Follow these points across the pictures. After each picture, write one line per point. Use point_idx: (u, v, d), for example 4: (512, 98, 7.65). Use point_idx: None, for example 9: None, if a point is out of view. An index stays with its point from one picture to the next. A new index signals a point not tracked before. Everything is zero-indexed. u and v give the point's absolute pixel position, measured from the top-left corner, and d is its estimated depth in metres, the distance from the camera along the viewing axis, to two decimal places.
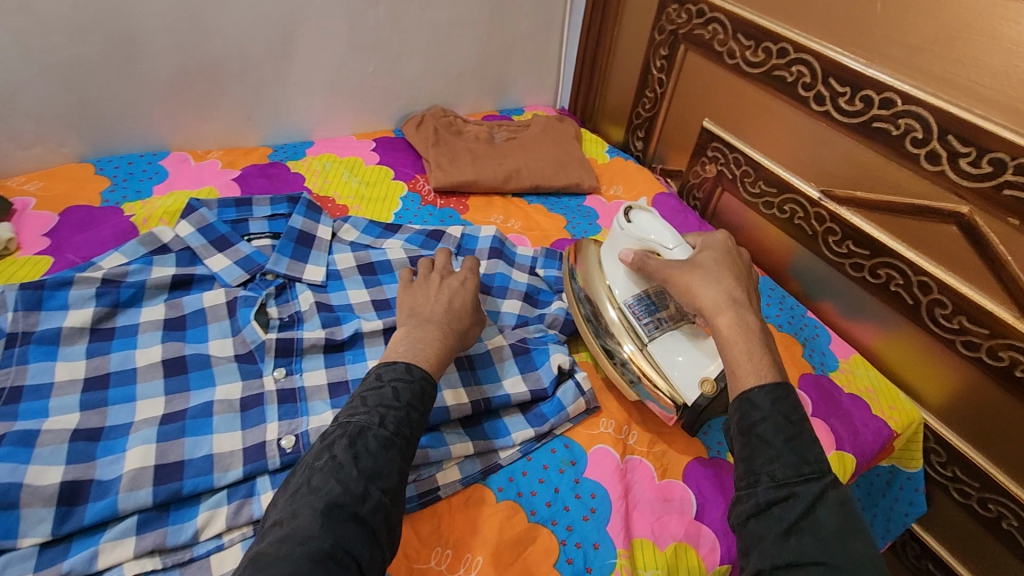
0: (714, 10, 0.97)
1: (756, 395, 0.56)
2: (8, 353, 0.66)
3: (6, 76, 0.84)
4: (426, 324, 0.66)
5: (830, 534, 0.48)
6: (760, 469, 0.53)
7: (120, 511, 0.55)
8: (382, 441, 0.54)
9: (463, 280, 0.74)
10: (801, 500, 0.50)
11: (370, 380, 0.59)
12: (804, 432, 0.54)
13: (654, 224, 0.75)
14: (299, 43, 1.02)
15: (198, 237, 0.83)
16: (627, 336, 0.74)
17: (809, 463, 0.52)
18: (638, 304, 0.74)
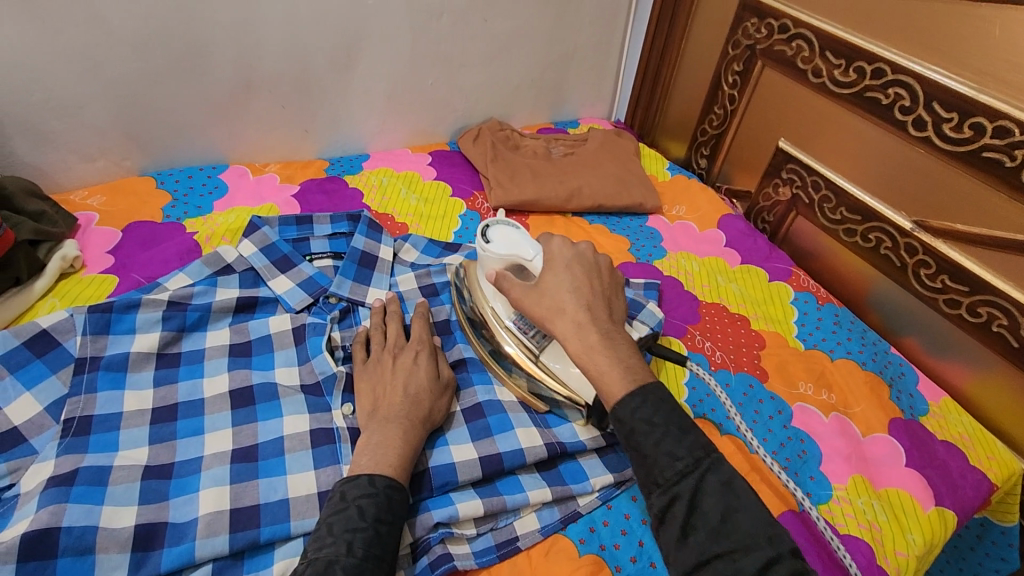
0: (799, 26, 0.93)
1: (622, 410, 0.53)
2: (77, 380, 0.63)
3: (72, 89, 0.83)
4: (383, 423, 0.60)
5: (720, 520, 0.47)
6: (646, 478, 0.51)
7: (196, 559, 0.52)
8: (349, 570, 0.47)
9: (415, 358, 0.68)
10: (684, 499, 0.48)
11: (335, 502, 0.53)
12: (670, 427, 0.52)
13: (511, 237, 0.72)
14: (361, 55, 1.00)
15: (261, 257, 0.81)
16: (517, 351, 0.72)
17: (682, 456, 0.50)
18: (521, 321, 0.73)
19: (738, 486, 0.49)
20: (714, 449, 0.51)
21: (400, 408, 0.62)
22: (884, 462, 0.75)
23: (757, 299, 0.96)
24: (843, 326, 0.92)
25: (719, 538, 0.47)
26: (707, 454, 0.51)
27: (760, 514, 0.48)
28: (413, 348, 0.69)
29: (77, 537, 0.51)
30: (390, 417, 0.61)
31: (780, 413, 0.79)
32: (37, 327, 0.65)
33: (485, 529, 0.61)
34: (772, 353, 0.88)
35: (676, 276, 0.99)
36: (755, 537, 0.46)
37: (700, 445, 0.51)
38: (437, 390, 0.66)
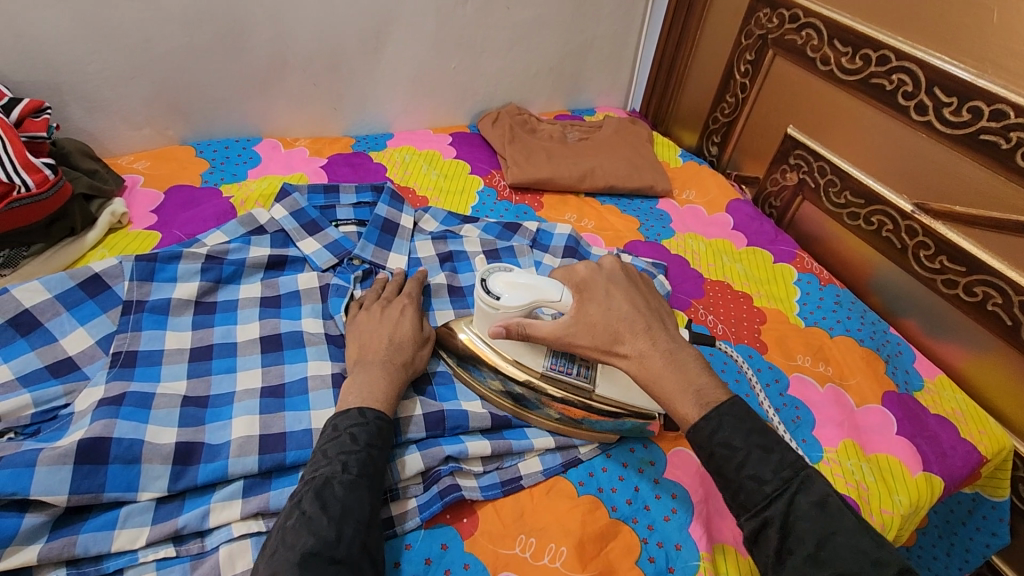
0: (809, 15, 0.96)
1: (696, 434, 0.53)
2: (124, 320, 0.70)
3: (124, 61, 0.89)
4: (367, 366, 0.64)
5: (816, 546, 0.48)
6: (733, 501, 0.52)
7: (229, 475, 0.58)
8: (346, 485, 0.52)
9: (401, 311, 0.73)
10: (775, 525, 0.49)
11: (328, 432, 0.57)
12: (753, 448, 0.52)
13: (523, 284, 0.64)
14: (389, 37, 1.05)
15: (291, 220, 0.87)
16: (566, 395, 0.66)
17: (769, 479, 0.51)
18: (556, 362, 0.67)
19: (834, 505, 0.50)
20: (804, 467, 0.51)
21: (385, 352, 0.66)
22: (875, 429, 0.78)
23: (761, 279, 1.00)
24: (843, 306, 0.95)
25: (817, 564, 0.48)
26: (796, 473, 0.51)
27: (860, 537, 0.48)
28: (398, 303, 0.74)
29: (126, 447, 0.56)
30: (372, 361, 0.65)
31: (776, 381, 0.83)
32: (91, 271, 0.71)
33: (492, 468, 0.66)
34: (772, 327, 0.91)
35: (683, 254, 1.03)
36: (855, 562, 0.47)
37: (787, 464, 0.51)
38: (419, 340, 0.71)
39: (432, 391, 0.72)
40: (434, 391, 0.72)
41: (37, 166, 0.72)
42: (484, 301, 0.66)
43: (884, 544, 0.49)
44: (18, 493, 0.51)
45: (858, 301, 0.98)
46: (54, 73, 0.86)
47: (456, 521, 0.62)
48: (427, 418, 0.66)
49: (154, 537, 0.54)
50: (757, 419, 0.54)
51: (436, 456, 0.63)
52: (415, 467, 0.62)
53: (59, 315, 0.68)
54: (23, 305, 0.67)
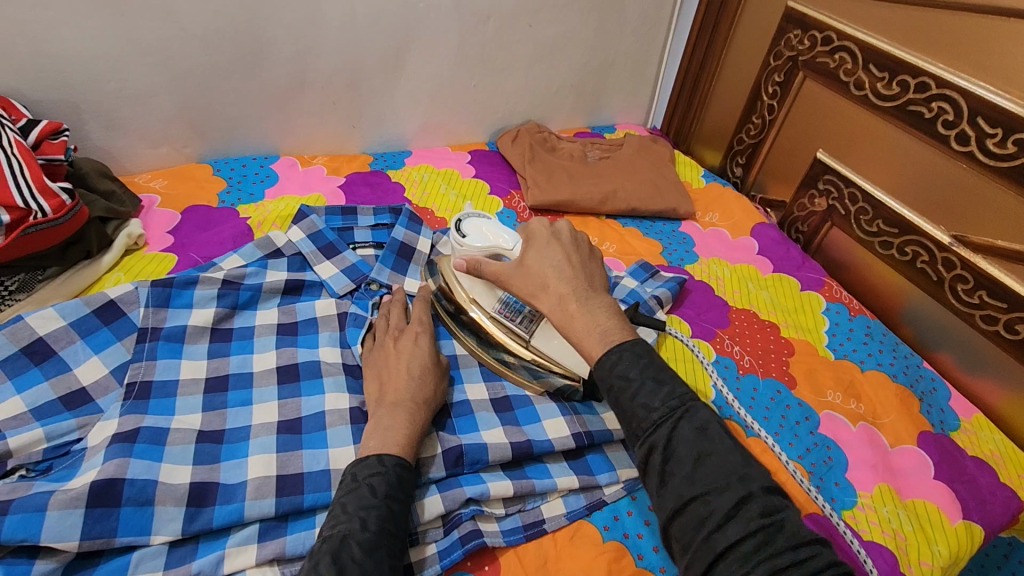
0: (843, 38, 0.93)
1: (599, 370, 0.53)
2: (139, 348, 0.68)
3: (143, 79, 0.88)
4: (391, 409, 0.62)
5: (693, 466, 0.47)
6: (626, 430, 0.51)
7: (245, 518, 0.56)
8: (364, 545, 0.49)
9: (415, 339, 0.71)
10: (658, 449, 0.48)
11: (347, 483, 0.55)
12: (646, 380, 0.51)
13: (487, 230, 0.73)
14: (410, 55, 1.04)
15: (308, 243, 0.85)
16: (511, 340, 0.74)
17: (657, 407, 0.49)
18: (505, 308, 0.75)
19: (716, 431, 0.48)
20: (692, 396, 0.50)
21: (406, 390, 0.64)
22: (911, 472, 0.75)
23: (788, 308, 0.97)
24: (875, 339, 0.92)
25: (692, 483, 0.46)
26: (683, 402, 0.50)
27: (735, 458, 0.47)
28: (411, 330, 0.72)
29: (140, 488, 0.55)
30: (396, 403, 0.63)
31: (807, 419, 0.80)
32: (106, 298, 0.70)
33: (514, 510, 0.63)
34: (802, 360, 0.88)
35: (707, 280, 1.00)
36: (726, 480, 0.45)
37: (676, 395, 0.50)
38: (436, 371, 0.69)
39: (451, 425, 0.69)
40: (453, 424, 0.69)
41: (54, 190, 0.71)
42: (452, 236, 0.74)
43: (757, 464, 0.47)
44: (28, 539, 0.49)
45: (889, 332, 0.94)
46: (73, 92, 0.85)
47: (477, 568, 0.59)
48: (446, 456, 0.64)
49: None
50: (656, 356, 0.53)
51: (456, 498, 0.61)
52: (434, 510, 0.60)
53: (73, 343, 0.67)
54: (37, 333, 0.65)
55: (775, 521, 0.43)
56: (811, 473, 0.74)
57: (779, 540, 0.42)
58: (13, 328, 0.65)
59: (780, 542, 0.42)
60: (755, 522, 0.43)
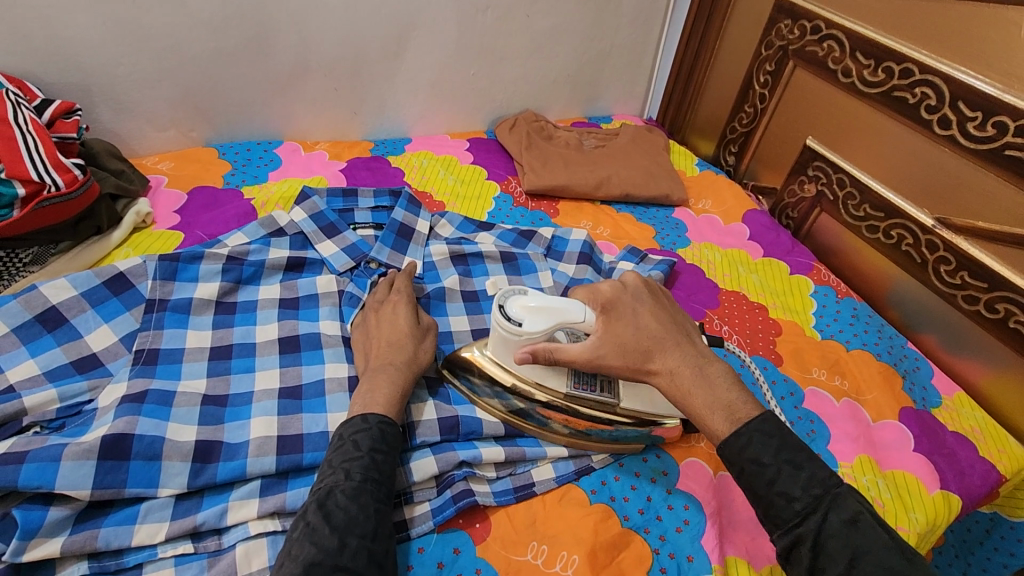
0: (832, 27, 0.96)
1: (726, 449, 0.54)
2: (147, 318, 0.71)
3: (153, 64, 0.91)
4: (372, 371, 0.65)
5: (847, 564, 0.48)
6: (764, 517, 0.53)
7: (247, 474, 0.59)
8: (349, 493, 0.52)
9: (395, 308, 0.73)
10: (806, 541, 0.50)
11: (334, 442, 0.58)
12: (782, 464, 0.52)
13: (542, 308, 0.62)
14: (411, 43, 1.07)
15: (310, 223, 0.88)
16: (593, 411, 0.67)
17: (800, 496, 0.51)
18: (577, 382, 0.67)
19: (866, 524, 0.49)
20: (838, 487, 0.51)
21: (388, 354, 0.67)
22: (892, 445, 0.78)
23: (777, 290, 0.99)
24: (860, 319, 0.94)
25: None
26: (825, 490, 0.51)
27: (890, 555, 0.48)
28: (391, 301, 0.75)
29: (148, 444, 0.57)
30: (375, 366, 0.66)
31: (791, 394, 0.82)
32: (115, 270, 0.73)
33: (505, 473, 0.66)
34: (788, 340, 0.91)
35: (698, 264, 1.03)
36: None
37: (817, 481, 0.51)
38: (419, 334, 0.72)
39: (446, 395, 0.72)
40: (448, 394, 0.72)
41: (68, 167, 0.74)
42: (505, 329, 0.63)
43: (916, 560, 0.48)
44: (44, 487, 0.52)
45: (875, 314, 0.97)
46: (85, 75, 0.88)
47: (469, 526, 0.62)
48: (441, 424, 0.67)
49: (173, 532, 0.55)
50: (786, 435, 0.54)
51: (450, 460, 0.64)
52: (429, 471, 0.63)
53: (84, 312, 0.70)
54: (50, 301, 0.68)
55: None
56: None
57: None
58: (28, 296, 0.68)
59: None
60: None
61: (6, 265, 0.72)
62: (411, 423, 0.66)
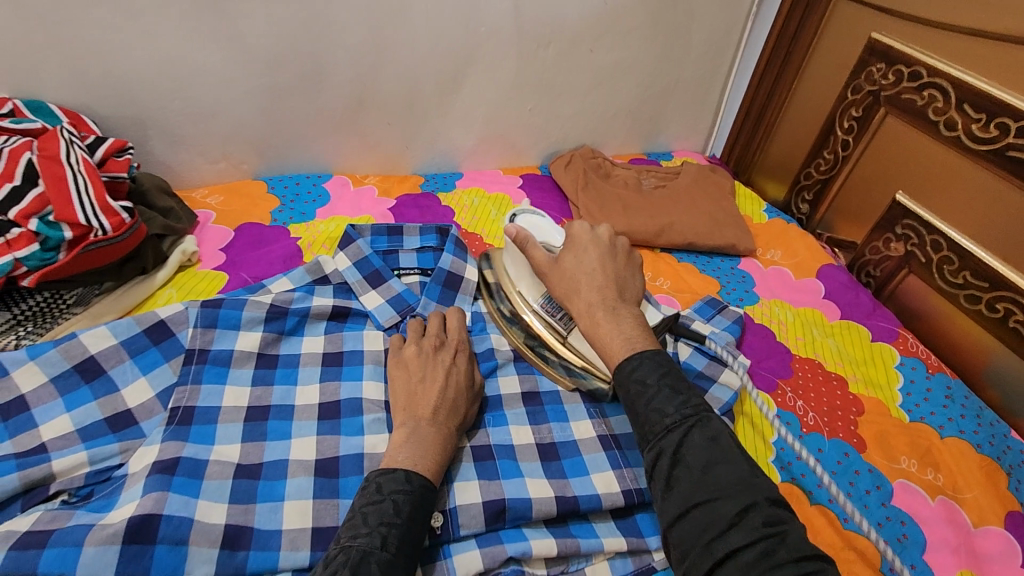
0: (934, 75, 0.86)
1: (619, 372, 0.60)
2: (185, 370, 0.68)
3: (208, 97, 0.89)
4: (416, 419, 0.62)
5: (701, 471, 0.50)
6: (639, 433, 0.56)
7: (279, 567, 0.55)
8: (383, 565, 0.49)
9: (454, 358, 0.70)
10: (668, 454, 0.52)
11: (370, 492, 0.54)
12: (663, 386, 0.57)
13: (539, 226, 0.78)
14: (468, 78, 1.02)
15: (354, 271, 0.83)
16: (545, 333, 0.76)
17: (671, 413, 0.54)
18: (546, 303, 0.76)
19: (725, 442, 0.52)
20: (706, 410, 0.55)
21: (441, 410, 0.63)
22: (996, 558, 0.68)
23: (857, 359, 0.90)
24: (955, 401, 0.84)
25: (700, 486, 0.50)
26: (695, 412, 0.54)
27: (742, 468, 0.51)
28: (453, 347, 0.71)
29: (176, 526, 0.53)
30: (423, 416, 0.62)
31: (878, 488, 0.73)
32: (156, 317, 0.70)
33: (557, 571, 0.60)
34: (872, 421, 0.81)
35: (768, 324, 0.94)
36: (732, 486, 0.49)
37: (689, 404, 0.55)
38: (470, 396, 0.68)
39: (494, 467, 0.66)
40: (496, 467, 0.66)
41: (116, 209, 0.71)
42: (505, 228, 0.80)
43: (764, 477, 0.51)
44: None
45: (970, 394, 0.86)
46: (140, 109, 0.87)
47: None
48: (486, 511, 0.60)
49: None
50: (675, 368, 0.59)
51: (497, 557, 0.58)
52: (474, 568, 0.57)
53: (123, 362, 0.67)
54: (89, 350, 0.66)
55: (777, 530, 0.46)
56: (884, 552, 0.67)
57: (782, 546, 0.45)
58: (67, 345, 0.65)
59: (781, 553, 0.44)
60: (758, 531, 0.46)
61: (49, 309, 0.70)
62: (453, 508, 0.61)
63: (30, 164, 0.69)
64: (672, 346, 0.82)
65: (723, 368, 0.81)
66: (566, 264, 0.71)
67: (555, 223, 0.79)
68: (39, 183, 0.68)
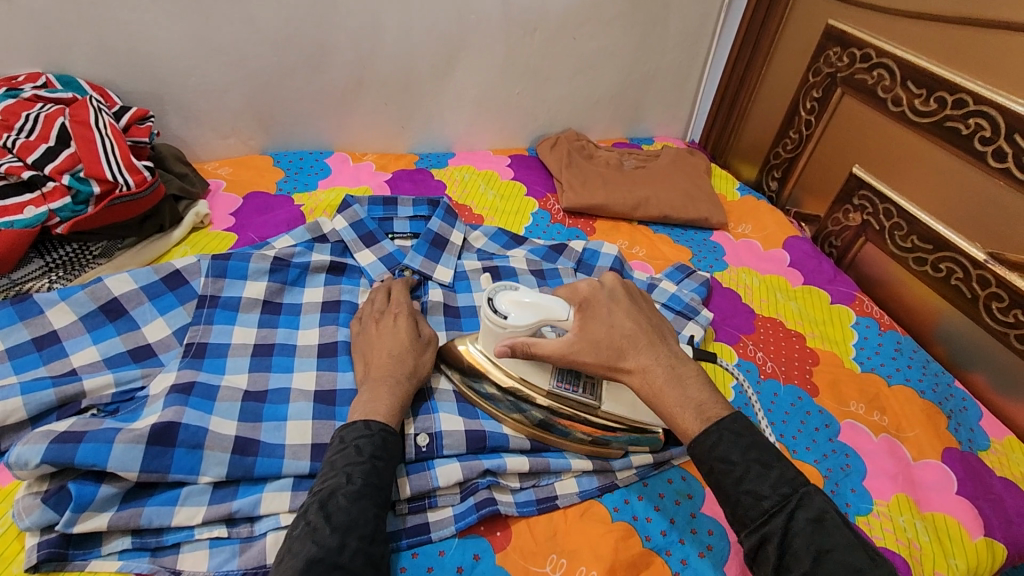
0: (882, 55, 0.95)
1: (696, 447, 0.53)
2: (198, 312, 0.75)
3: (220, 75, 0.98)
4: (372, 382, 0.65)
5: (813, 562, 0.47)
6: (732, 514, 0.52)
7: (282, 472, 0.62)
8: (350, 496, 0.53)
9: (395, 320, 0.73)
10: (773, 541, 0.49)
11: (335, 444, 0.58)
12: (750, 464, 0.51)
13: (525, 304, 0.64)
14: (461, 62, 1.11)
15: (350, 231, 0.91)
16: (576, 412, 0.68)
17: (767, 495, 0.50)
18: (563, 379, 0.68)
19: (831, 523, 0.49)
20: (805, 485, 0.51)
21: (389, 367, 0.67)
22: (932, 487, 0.75)
23: (816, 319, 0.97)
24: (904, 354, 0.91)
25: None
26: (794, 490, 0.50)
27: (856, 555, 0.47)
28: (391, 312, 0.75)
29: (192, 433, 0.60)
30: (375, 376, 0.66)
31: (827, 426, 0.80)
32: (172, 267, 0.78)
33: (528, 485, 0.67)
34: (826, 370, 0.88)
35: (735, 288, 1.02)
36: None
37: (785, 481, 0.51)
38: (419, 347, 0.72)
39: (474, 405, 0.73)
40: (475, 404, 0.73)
41: (138, 168, 0.80)
42: (492, 323, 0.66)
43: (881, 561, 0.47)
44: (97, 465, 0.55)
45: (919, 350, 0.93)
46: (159, 85, 0.95)
47: (489, 534, 0.63)
48: (468, 436, 0.67)
49: (210, 516, 0.58)
50: (758, 435, 0.53)
51: (474, 468, 0.65)
52: (453, 477, 0.64)
53: (142, 304, 0.75)
54: (113, 292, 0.74)
55: None
56: (827, 478, 0.74)
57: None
58: (94, 287, 0.73)
59: None
60: None
61: (78, 258, 0.78)
62: (438, 431, 0.67)
63: (63, 127, 0.78)
64: None
65: (687, 322, 0.88)
66: (592, 325, 0.61)
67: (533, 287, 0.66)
68: (71, 144, 0.77)
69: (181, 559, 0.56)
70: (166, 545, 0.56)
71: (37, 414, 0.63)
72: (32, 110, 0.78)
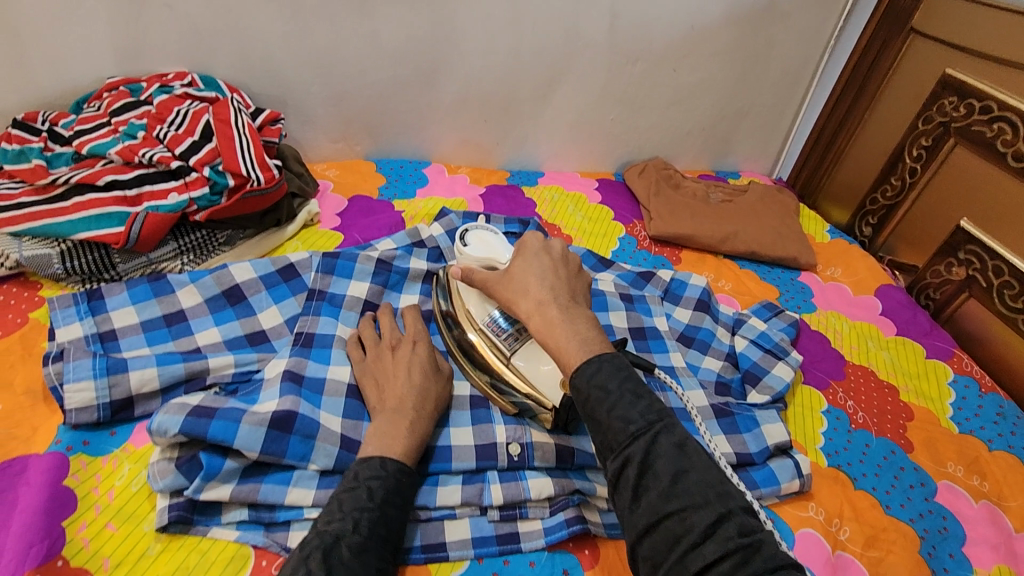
0: (1004, 109, 0.92)
1: (576, 378, 0.51)
2: (308, 305, 0.79)
3: (340, 85, 1.04)
4: (389, 411, 0.63)
5: (670, 482, 0.45)
6: (601, 444, 0.49)
7: None
8: (354, 548, 0.50)
9: (413, 348, 0.71)
10: (634, 463, 0.46)
11: (347, 480, 0.56)
12: (624, 393, 0.49)
13: (488, 242, 0.74)
14: (561, 86, 1.14)
15: (446, 238, 0.94)
16: (492, 354, 0.71)
17: (634, 419, 0.48)
18: (496, 321, 0.72)
19: (693, 448, 0.47)
20: (669, 414, 0.49)
21: (406, 397, 0.64)
22: None
23: (909, 372, 0.94)
24: (1007, 420, 0.87)
25: (668, 500, 0.44)
26: (660, 417, 0.48)
27: (711, 475, 0.46)
28: (408, 340, 0.72)
29: (308, 423, 0.64)
30: (391, 404, 0.64)
31: (923, 485, 0.77)
32: (288, 261, 0.83)
33: None
34: (920, 427, 0.85)
35: (824, 331, 0.99)
36: (704, 496, 0.44)
37: (653, 408, 0.49)
38: (438, 377, 0.69)
39: None
40: None
41: (269, 166, 0.86)
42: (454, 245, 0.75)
43: (733, 485, 0.47)
44: (226, 441, 0.59)
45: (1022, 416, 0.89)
46: (286, 90, 1.02)
47: (578, 550, 0.64)
48: (558, 450, 0.68)
49: (319, 501, 0.61)
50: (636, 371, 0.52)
51: (565, 486, 0.66)
52: (545, 491, 0.65)
53: (259, 292, 0.80)
54: (235, 279, 0.79)
55: (752, 541, 0.42)
56: (924, 539, 0.71)
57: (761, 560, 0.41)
58: (219, 273, 0.79)
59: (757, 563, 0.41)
60: (733, 541, 0.42)
61: (205, 244, 0.84)
62: (529, 442, 0.68)
63: (207, 124, 0.85)
64: (729, 338, 0.90)
65: (777, 361, 0.87)
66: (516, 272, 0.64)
67: (507, 241, 0.75)
68: (212, 140, 0.84)
69: (291, 536, 0.60)
70: (277, 521, 0.60)
71: (168, 386, 0.68)
72: (182, 106, 0.87)
